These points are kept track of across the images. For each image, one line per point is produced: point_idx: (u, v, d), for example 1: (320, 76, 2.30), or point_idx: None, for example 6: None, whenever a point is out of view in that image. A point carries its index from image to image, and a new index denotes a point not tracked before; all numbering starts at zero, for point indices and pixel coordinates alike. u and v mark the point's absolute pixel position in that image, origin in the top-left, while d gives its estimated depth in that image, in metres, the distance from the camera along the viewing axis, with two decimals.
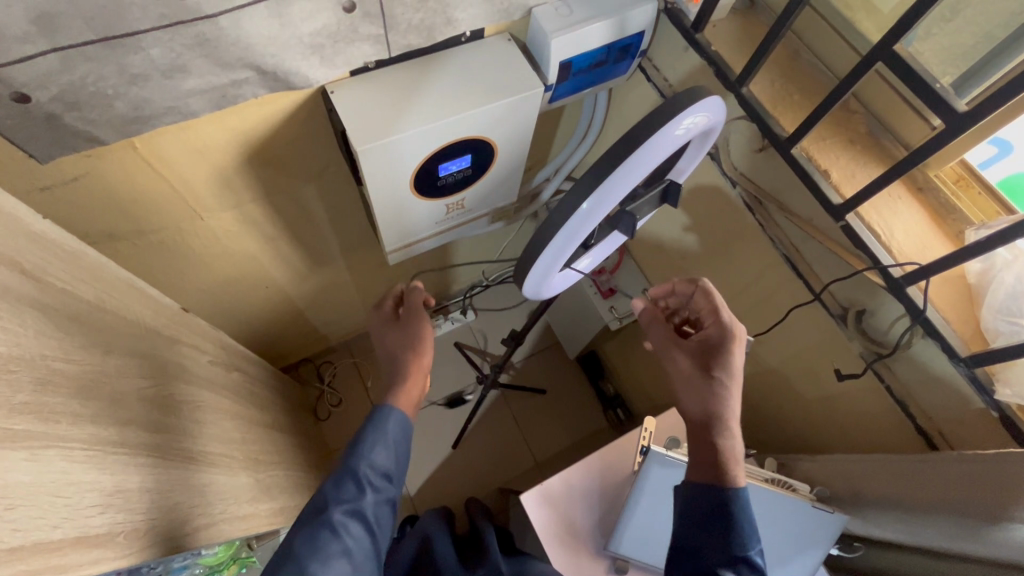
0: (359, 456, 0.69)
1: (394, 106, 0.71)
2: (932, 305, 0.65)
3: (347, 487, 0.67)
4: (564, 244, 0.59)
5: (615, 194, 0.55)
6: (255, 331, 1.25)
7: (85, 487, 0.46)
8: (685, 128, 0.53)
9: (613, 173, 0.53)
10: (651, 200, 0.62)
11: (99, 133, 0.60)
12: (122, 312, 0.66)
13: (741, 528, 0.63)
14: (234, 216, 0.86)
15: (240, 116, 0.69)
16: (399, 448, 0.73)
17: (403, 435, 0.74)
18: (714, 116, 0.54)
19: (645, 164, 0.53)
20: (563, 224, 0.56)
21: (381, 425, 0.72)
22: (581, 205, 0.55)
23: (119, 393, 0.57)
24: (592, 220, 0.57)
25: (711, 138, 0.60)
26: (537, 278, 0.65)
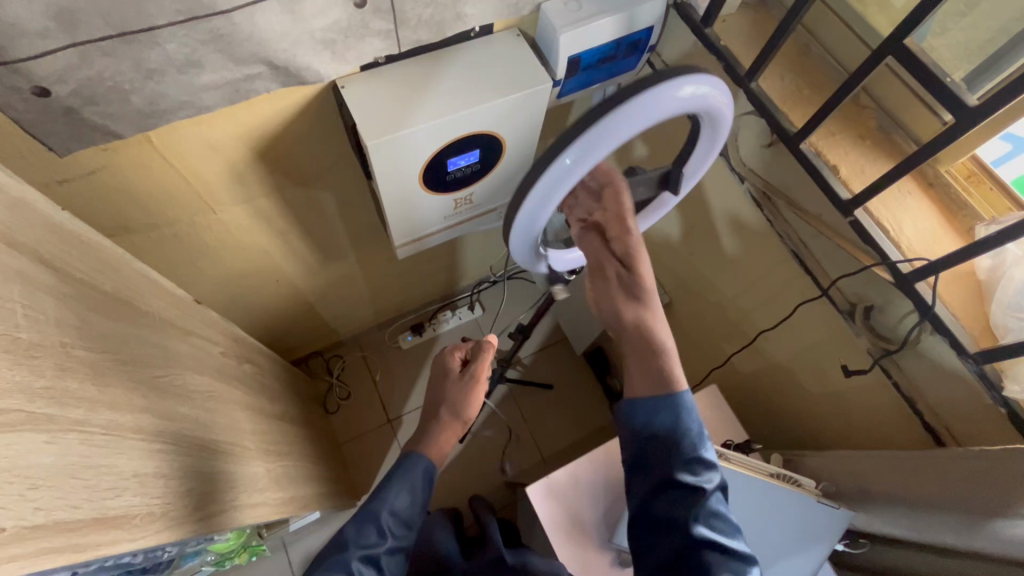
0: (381, 502, 0.75)
1: (404, 101, 0.72)
2: (941, 300, 0.65)
3: (368, 532, 0.72)
4: (546, 194, 0.60)
5: (601, 148, 0.56)
6: (265, 323, 1.26)
7: (102, 470, 0.47)
8: (685, 95, 0.55)
9: (605, 120, 0.54)
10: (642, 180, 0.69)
11: (116, 127, 0.62)
12: (137, 303, 0.67)
13: (687, 430, 0.65)
14: (245, 209, 0.87)
15: (253, 111, 0.70)
16: (420, 496, 0.78)
17: (426, 485, 0.79)
18: (717, 93, 0.57)
19: (638, 121, 0.55)
20: (548, 168, 0.57)
21: (405, 471, 0.78)
22: (564, 153, 0.56)
23: (135, 380, 0.58)
24: (578, 171, 0.58)
25: (721, 129, 0.63)
26: (519, 231, 0.66)
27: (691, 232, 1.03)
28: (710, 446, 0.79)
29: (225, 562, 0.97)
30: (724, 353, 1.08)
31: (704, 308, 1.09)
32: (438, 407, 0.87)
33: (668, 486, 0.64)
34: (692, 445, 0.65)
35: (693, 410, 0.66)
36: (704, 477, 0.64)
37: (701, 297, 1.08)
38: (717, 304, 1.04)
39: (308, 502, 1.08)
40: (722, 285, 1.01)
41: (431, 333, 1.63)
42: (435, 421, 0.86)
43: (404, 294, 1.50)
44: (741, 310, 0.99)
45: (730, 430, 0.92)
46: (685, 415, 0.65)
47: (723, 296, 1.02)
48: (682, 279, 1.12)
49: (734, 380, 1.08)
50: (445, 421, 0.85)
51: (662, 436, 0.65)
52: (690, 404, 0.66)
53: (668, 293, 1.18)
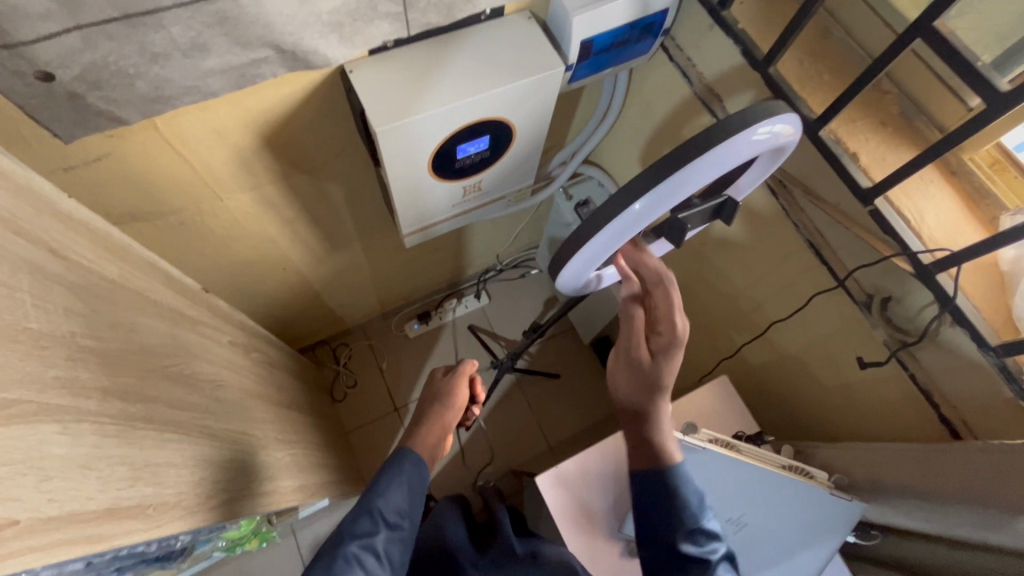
0: (375, 493, 0.73)
1: (413, 86, 0.70)
2: (963, 292, 0.63)
3: (363, 521, 0.70)
4: (605, 244, 0.57)
5: (671, 198, 0.53)
6: (273, 312, 1.26)
7: (114, 460, 0.47)
8: (756, 141, 0.50)
9: (672, 178, 0.51)
10: (705, 213, 0.59)
11: (121, 113, 0.60)
12: (146, 292, 0.67)
13: (686, 501, 0.65)
14: (252, 197, 0.86)
15: (260, 97, 0.69)
16: (415, 490, 0.76)
17: (417, 480, 0.77)
18: (793, 132, 0.52)
19: (706, 173, 0.51)
20: (610, 222, 0.54)
21: (397, 464, 0.78)
22: (634, 203, 0.53)
23: (145, 369, 0.58)
24: (641, 222, 0.55)
25: (781, 158, 0.57)
26: (572, 275, 0.63)
27: (704, 221, 1.01)
28: (722, 438, 0.78)
29: (235, 548, 0.98)
30: (734, 344, 1.07)
31: (715, 299, 1.07)
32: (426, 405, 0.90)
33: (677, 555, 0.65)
34: (694, 515, 0.65)
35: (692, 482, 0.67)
36: (709, 547, 0.65)
37: (711, 287, 1.07)
38: (728, 294, 1.03)
39: (317, 489, 1.08)
40: (734, 276, 1.00)
41: (437, 321, 1.63)
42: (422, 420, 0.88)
43: (410, 283, 1.49)
44: (753, 301, 0.98)
45: (740, 422, 0.92)
46: (685, 489, 0.66)
47: (734, 287, 1.01)
48: (693, 269, 1.10)
49: (744, 371, 1.07)
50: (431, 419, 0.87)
51: (669, 502, 0.66)
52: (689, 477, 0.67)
53: (677, 282, 1.17)
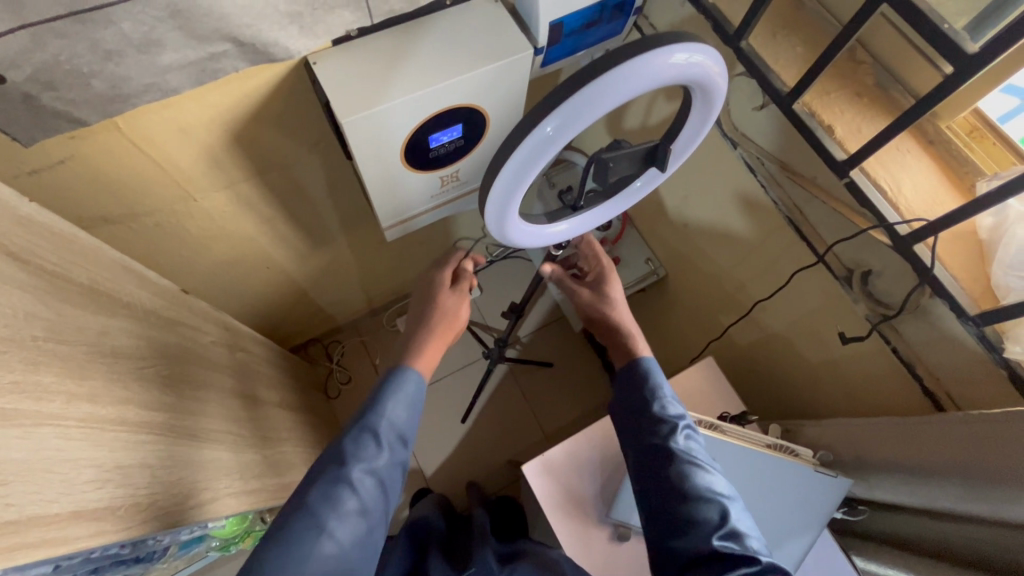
0: (370, 414, 0.67)
1: (379, 76, 0.69)
2: (941, 262, 0.63)
3: (365, 445, 0.65)
4: (520, 173, 0.51)
5: (582, 120, 0.47)
6: (261, 312, 1.26)
7: (81, 463, 0.46)
8: (677, 63, 0.46)
9: (579, 94, 0.45)
10: (634, 156, 0.57)
11: (79, 113, 0.60)
12: (118, 294, 0.66)
13: (650, 384, 0.72)
14: (226, 195, 0.85)
15: (223, 93, 0.68)
16: (415, 409, 0.70)
17: (420, 395, 0.72)
18: (714, 64, 0.48)
19: (620, 92, 0.46)
20: (519, 145, 0.48)
21: (393, 384, 0.70)
22: (543, 124, 0.46)
23: (117, 371, 0.57)
24: (555, 148, 0.49)
25: (714, 109, 0.54)
26: (496, 219, 0.58)
27: (687, 201, 1.00)
28: (706, 419, 0.78)
29: (229, 547, 0.98)
30: (721, 326, 1.06)
31: (701, 280, 1.07)
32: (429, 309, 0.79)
33: (643, 431, 0.70)
34: (660, 390, 0.72)
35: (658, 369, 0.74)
36: (677, 414, 0.70)
37: (697, 269, 1.07)
38: (714, 275, 1.02)
39: None
40: (718, 256, 0.99)
41: None
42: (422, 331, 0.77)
43: (400, 277, 1.48)
44: (737, 281, 0.97)
45: (727, 402, 0.91)
46: (651, 372, 0.73)
47: (719, 268, 1.00)
48: (679, 251, 1.10)
49: (732, 352, 1.07)
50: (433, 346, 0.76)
51: (643, 386, 0.72)
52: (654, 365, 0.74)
53: (664, 266, 1.16)
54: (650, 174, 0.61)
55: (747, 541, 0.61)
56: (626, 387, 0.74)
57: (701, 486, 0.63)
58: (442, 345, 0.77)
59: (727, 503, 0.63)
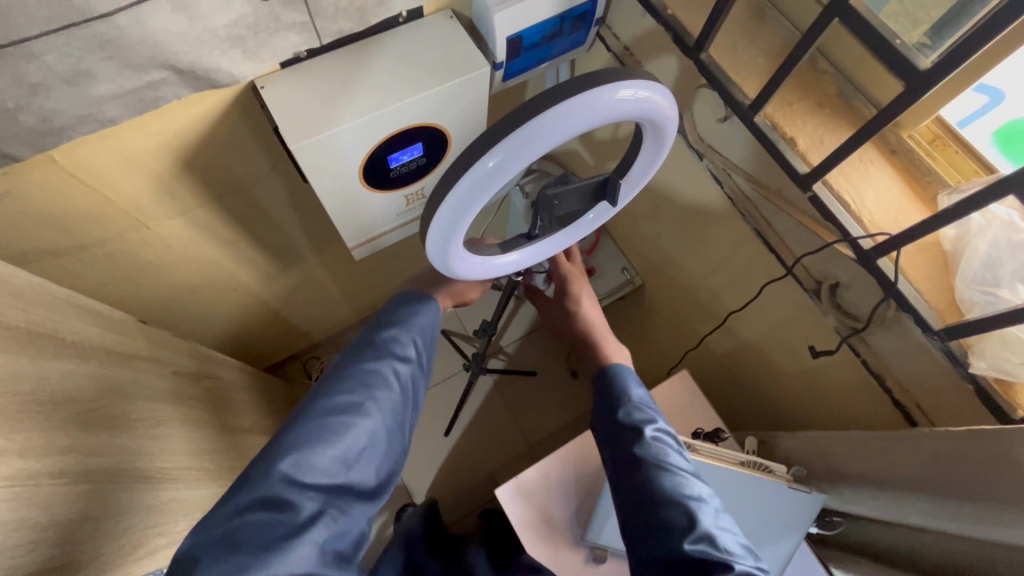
0: (393, 329, 0.66)
1: (329, 98, 0.67)
2: (905, 275, 0.62)
3: (382, 355, 0.64)
4: (464, 205, 0.48)
5: (526, 156, 0.45)
6: (233, 334, 1.23)
7: (9, 526, 0.44)
8: (624, 101, 0.45)
9: (521, 130, 0.43)
10: (581, 191, 0.56)
11: (9, 149, 0.57)
12: (62, 334, 0.63)
13: (614, 393, 0.70)
14: (182, 222, 0.83)
15: (167, 120, 0.65)
16: (430, 335, 0.69)
17: (434, 325, 0.70)
18: (662, 101, 0.47)
19: (565, 129, 0.44)
20: (461, 179, 0.46)
21: (415, 305, 0.69)
22: (485, 159, 0.44)
23: (58, 419, 0.55)
24: (499, 183, 0.47)
25: (666, 145, 0.53)
26: (439, 251, 0.55)
27: (659, 212, 0.99)
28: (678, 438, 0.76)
29: None
30: (697, 334, 1.06)
31: (676, 290, 1.06)
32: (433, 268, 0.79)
33: (613, 440, 0.68)
34: (627, 395, 0.69)
35: (631, 374, 0.72)
36: (645, 416, 0.67)
37: (672, 278, 1.05)
38: (688, 285, 1.02)
39: None
40: (691, 266, 0.98)
41: None
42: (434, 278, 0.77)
43: (377, 292, 1.46)
44: (711, 291, 0.96)
45: (703, 416, 0.90)
46: (618, 376, 0.71)
47: (693, 278, 0.99)
48: (654, 260, 1.08)
49: (709, 362, 1.06)
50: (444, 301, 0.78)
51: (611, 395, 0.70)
52: (627, 370, 0.73)
53: (640, 274, 1.15)
54: (603, 207, 0.60)
55: (726, 544, 0.56)
56: (598, 397, 0.72)
57: (670, 489, 0.60)
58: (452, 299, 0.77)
59: (697, 504, 0.59)
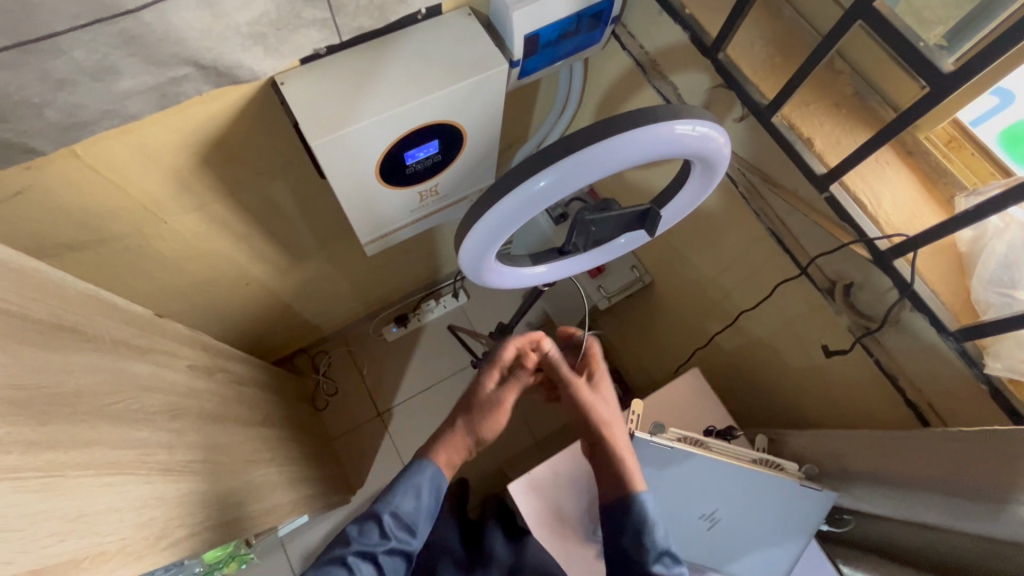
0: (386, 505, 0.72)
1: (347, 95, 0.67)
2: (920, 277, 0.62)
3: (370, 533, 0.72)
4: (509, 218, 0.51)
5: (578, 181, 0.48)
6: (243, 328, 1.24)
7: (41, 516, 0.45)
8: (678, 138, 0.46)
9: (577, 155, 0.45)
10: (621, 219, 0.58)
11: (34, 143, 0.57)
12: (83, 327, 0.64)
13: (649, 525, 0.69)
14: (198, 217, 0.83)
15: (188, 116, 0.66)
16: (428, 501, 0.74)
17: (435, 486, 0.75)
18: (717, 138, 0.48)
19: (617, 161, 0.47)
20: (510, 195, 0.48)
21: (415, 474, 0.74)
22: (538, 179, 0.47)
23: (82, 411, 0.56)
24: (544, 202, 0.49)
25: (713, 181, 0.55)
26: (476, 257, 0.57)
27: None
28: (690, 435, 0.77)
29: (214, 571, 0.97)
30: (707, 332, 1.06)
31: (686, 288, 1.06)
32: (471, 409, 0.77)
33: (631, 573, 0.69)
34: (658, 536, 0.69)
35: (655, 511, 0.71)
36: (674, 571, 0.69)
37: (682, 277, 1.06)
38: (699, 283, 1.02)
39: (296, 506, 1.07)
40: (703, 265, 0.98)
41: (416, 323, 1.62)
42: (452, 437, 0.77)
43: (385, 287, 1.47)
44: (722, 289, 0.97)
45: (714, 414, 0.91)
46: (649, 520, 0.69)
47: (704, 276, 1.00)
48: (664, 258, 1.09)
49: (718, 360, 1.07)
50: (470, 413, 0.77)
51: (626, 527, 0.70)
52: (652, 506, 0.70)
53: (649, 272, 1.16)
54: (636, 235, 0.62)
55: None
56: (624, 527, 0.70)
57: None
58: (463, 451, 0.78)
59: None
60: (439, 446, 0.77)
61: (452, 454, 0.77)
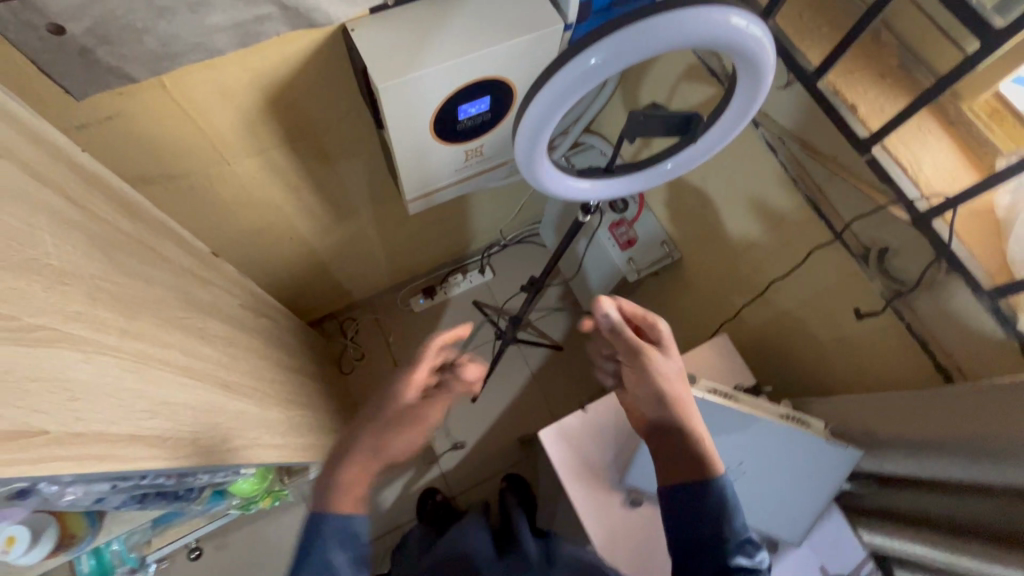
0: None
1: (412, 44, 0.71)
2: (959, 238, 0.64)
3: None
4: (559, 102, 0.50)
5: (628, 58, 0.46)
6: (282, 283, 1.29)
7: (136, 394, 0.49)
8: (730, 27, 0.45)
9: (628, 28, 0.44)
10: (669, 120, 0.57)
11: (130, 69, 0.61)
12: (158, 249, 0.69)
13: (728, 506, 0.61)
14: (258, 162, 0.88)
15: (264, 56, 0.70)
16: (348, 571, 0.55)
17: (352, 548, 0.57)
18: (759, 39, 0.47)
19: (671, 41, 0.46)
20: (559, 73, 0.47)
21: (313, 549, 0.56)
22: (588, 56, 0.46)
23: (161, 316, 0.60)
24: (590, 83, 0.48)
25: (757, 99, 0.54)
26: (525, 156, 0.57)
27: (704, 184, 1.02)
28: (721, 388, 0.81)
29: (249, 505, 1.00)
30: (734, 307, 1.08)
31: (716, 263, 1.08)
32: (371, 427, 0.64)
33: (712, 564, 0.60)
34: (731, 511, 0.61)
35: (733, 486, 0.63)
36: (757, 558, 0.60)
37: (712, 252, 1.08)
38: (728, 258, 1.04)
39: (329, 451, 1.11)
40: (734, 238, 1.01)
41: (442, 296, 1.66)
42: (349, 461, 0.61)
43: (416, 256, 1.51)
44: (752, 262, 0.99)
45: (739, 378, 0.93)
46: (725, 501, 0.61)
47: (734, 250, 1.02)
48: (694, 233, 1.11)
49: (744, 334, 1.09)
50: (380, 421, 0.64)
51: (704, 513, 0.61)
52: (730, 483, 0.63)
53: (678, 249, 1.17)
54: (681, 158, 0.62)
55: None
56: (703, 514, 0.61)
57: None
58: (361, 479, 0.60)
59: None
60: (333, 481, 0.60)
61: (358, 476, 0.60)
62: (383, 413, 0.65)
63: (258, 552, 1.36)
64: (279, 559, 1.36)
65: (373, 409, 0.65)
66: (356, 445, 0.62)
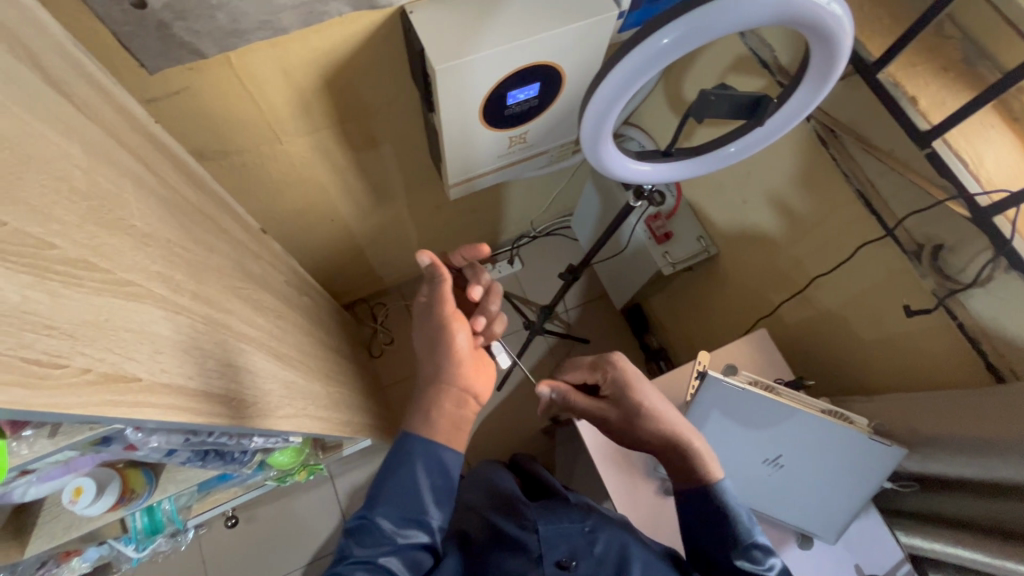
0: (377, 509, 0.68)
1: (470, 28, 0.72)
2: (1020, 234, 0.63)
3: (369, 539, 0.67)
4: (628, 81, 0.51)
5: (703, 38, 0.47)
6: (319, 264, 1.32)
7: (206, 354, 0.51)
8: (813, 8, 0.44)
9: (705, 8, 0.44)
10: (737, 104, 0.57)
11: (201, 45, 0.64)
12: (217, 220, 0.71)
13: (735, 515, 0.68)
14: (309, 141, 0.90)
15: (325, 37, 0.71)
16: (426, 482, 0.69)
17: (422, 470, 0.69)
18: (839, 25, 0.46)
19: (746, 22, 0.45)
20: (632, 53, 0.48)
21: (403, 463, 0.69)
22: (661, 37, 0.46)
23: (223, 284, 0.62)
24: (661, 63, 0.49)
25: (828, 85, 0.53)
26: (589, 139, 0.58)
27: (745, 178, 1.01)
28: (762, 380, 0.81)
29: (287, 478, 1.02)
30: (771, 303, 1.07)
31: (753, 258, 1.07)
32: (435, 373, 0.73)
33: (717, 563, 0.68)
34: (733, 515, 0.68)
35: (734, 496, 0.70)
36: (765, 563, 0.66)
37: (750, 247, 1.07)
38: (768, 253, 1.03)
39: (365, 430, 1.13)
40: (776, 233, 0.99)
41: None
42: (429, 399, 0.72)
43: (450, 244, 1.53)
44: (793, 258, 0.98)
45: (777, 371, 0.93)
46: (726, 503, 0.68)
47: (774, 246, 1.01)
48: (731, 228, 1.10)
49: (783, 331, 1.07)
50: (446, 370, 0.72)
51: (709, 518, 0.69)
52: (730, 490, 0.70)
53: (716, 244, 1.16)
54: (745, 142, 0.62)
55: None
56: (705, 517, 0.69)
57: None
58: (437, 407, 0.71)
59: None
60: (424, 416, 0.71)
61: (448, 410, 0.72)
62: (445, 370, 0.72)
63: (287, 525, 1.40)
64: (307, 533, 1.39)
65: (437, 363, 0.73)
66: (436, 387, 0.72)
